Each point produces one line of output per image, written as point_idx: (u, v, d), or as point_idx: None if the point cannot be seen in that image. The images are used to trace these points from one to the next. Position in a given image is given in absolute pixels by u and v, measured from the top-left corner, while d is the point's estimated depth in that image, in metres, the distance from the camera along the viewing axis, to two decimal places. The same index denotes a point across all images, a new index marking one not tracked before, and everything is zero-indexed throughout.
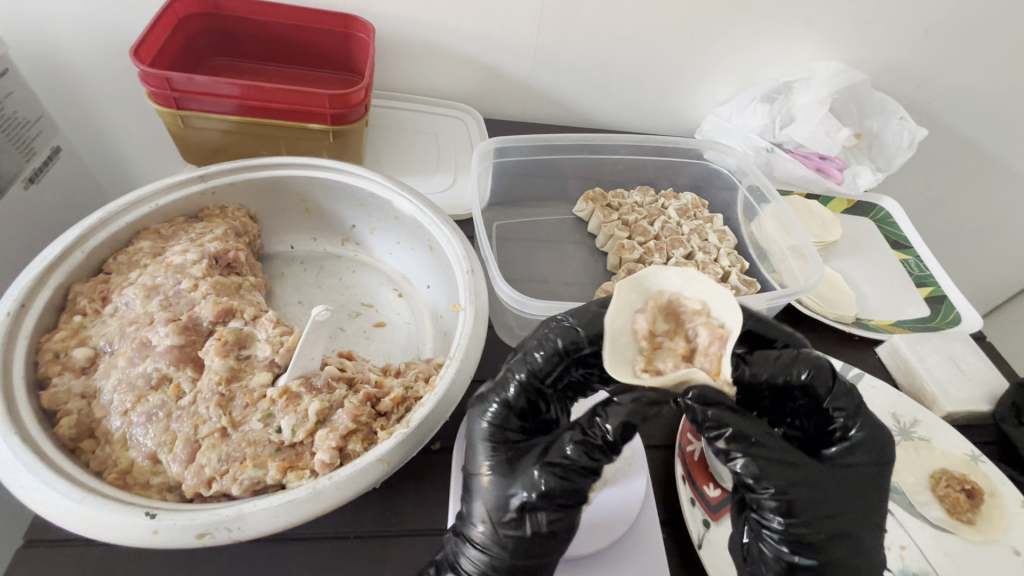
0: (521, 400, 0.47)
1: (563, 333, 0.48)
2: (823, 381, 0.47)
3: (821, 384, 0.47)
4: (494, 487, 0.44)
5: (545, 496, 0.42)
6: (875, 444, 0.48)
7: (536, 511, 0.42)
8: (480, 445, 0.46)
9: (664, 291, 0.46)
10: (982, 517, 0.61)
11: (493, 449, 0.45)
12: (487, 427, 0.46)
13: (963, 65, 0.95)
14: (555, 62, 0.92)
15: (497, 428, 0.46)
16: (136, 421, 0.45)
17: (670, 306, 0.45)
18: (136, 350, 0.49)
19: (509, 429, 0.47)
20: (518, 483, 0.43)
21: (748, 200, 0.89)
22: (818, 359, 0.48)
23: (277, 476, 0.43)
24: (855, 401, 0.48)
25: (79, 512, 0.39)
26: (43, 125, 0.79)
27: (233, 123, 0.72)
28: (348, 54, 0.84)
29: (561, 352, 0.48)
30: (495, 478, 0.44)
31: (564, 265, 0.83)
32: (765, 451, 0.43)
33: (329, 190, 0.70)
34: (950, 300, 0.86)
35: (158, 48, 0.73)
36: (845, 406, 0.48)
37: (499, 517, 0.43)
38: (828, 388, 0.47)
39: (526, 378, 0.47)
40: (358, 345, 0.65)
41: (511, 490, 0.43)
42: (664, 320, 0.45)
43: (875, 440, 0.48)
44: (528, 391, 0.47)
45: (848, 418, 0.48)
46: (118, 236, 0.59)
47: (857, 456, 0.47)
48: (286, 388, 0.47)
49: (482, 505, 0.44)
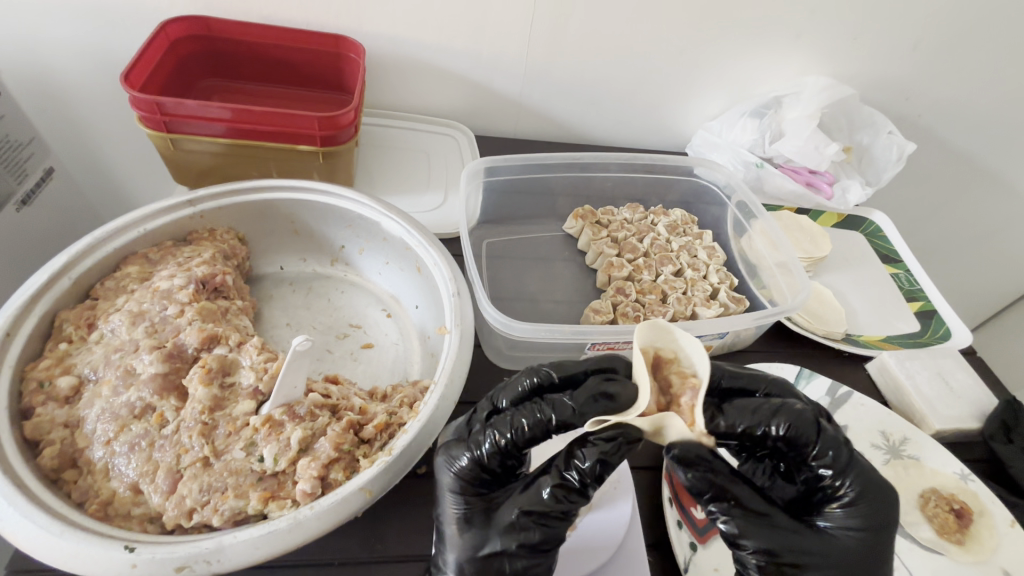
0: (495, 462, 0.46)
1: (557, 406, 0.45)
2: (806, 430, 0.46)
3: (806, 437, 0.45)
4: (466, 538, 0.44)
5: (525, 544, 0.43)
6: (876, 502, 0.45)
7: (514, 555, 0.43)
8: (450, 495, 0.46)
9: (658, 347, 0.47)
10: (971, 537, 0.61)
11: (464, 497, 0.45)
12: (455, 477, 0.46)
13: (951, 80, 0.96)
14: (545, 79, 0.93)
15: (466, 478, 0.46)
16: (119, 451, 0.46)
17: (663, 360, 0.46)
18: (121, 378, 0.49)
19: (481, 482, 0.46)
20: (493, 532, 0.44)
21: (737, 216, 0.89)
22: (804, 411, 0.46)
23: (259, 507, 0.43)
24: (849, 456, 0.46)
25: (59, 546, 0.39)
26: (36, 148, 0.79)
27: (223, 145, 0.73)
28: (339, 73, 0.85)
29: (548, 425, 0.45)
30: (467, 528, 0.44)
31: (554, 283, 0.84)
32: (745, 518, 0.44)
33: (317, 212, 0.71)
34: (941, 314, 0.86)
35: (149, 71, 0.73)
36: (837, 461, 0.46)
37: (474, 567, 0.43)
38: (813, 443, 0.45)
39: (506, 440, 0.45)
40: (345, 367, 0.65)
41: (484, 541, 0.44)
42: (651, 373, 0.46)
43: (873, 494, 0.46)
44: (504, 449, 0.45)
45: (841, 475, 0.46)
46: (105, 262, 0.59)
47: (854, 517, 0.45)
48: (269, 416, 0.47)
49: (455, 557, 0.44)
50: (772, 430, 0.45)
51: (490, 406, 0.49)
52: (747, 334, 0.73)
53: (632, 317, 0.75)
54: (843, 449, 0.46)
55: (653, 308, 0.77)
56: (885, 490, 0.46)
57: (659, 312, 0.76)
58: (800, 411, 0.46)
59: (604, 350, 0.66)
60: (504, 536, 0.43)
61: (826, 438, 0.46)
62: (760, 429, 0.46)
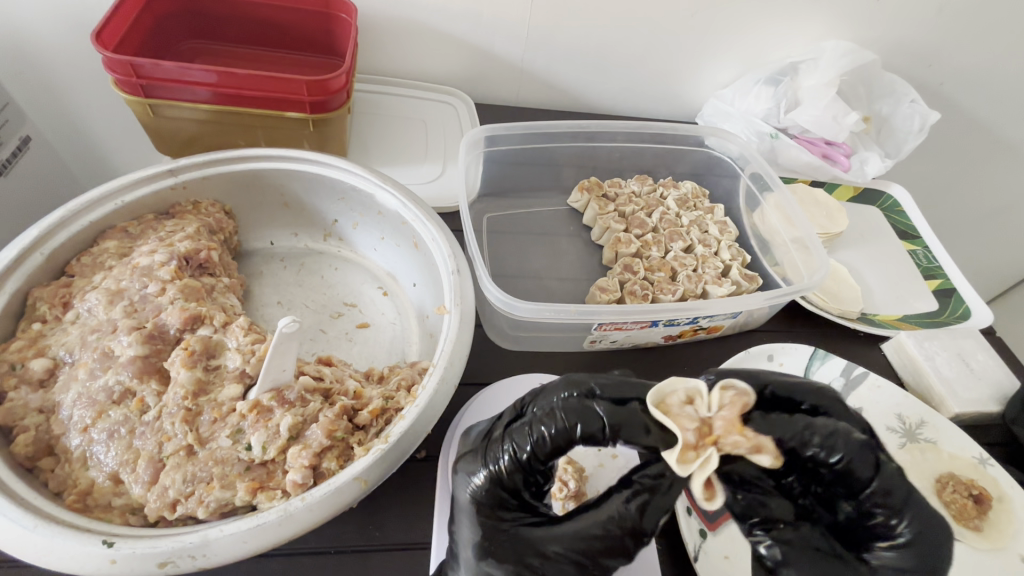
0: (516, 478, 0.42)
1: (586, 418, 0.41)
2: (861, 463, 0.41)
3: (860, 471, 0.41)
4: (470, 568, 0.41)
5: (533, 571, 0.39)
6: (929, 548, 0.41)
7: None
8: (466, 519, 0.42)
9: (660, 390, 0.40)
10: (989, 523, 0.59)
11: (480, 523, 0.41)
12: (471, 494, 0.42)
13: (979, 46, 0.90)
14: (548, 44, 0.87)
15: (485, 498, 0.42)
16: (97, 438, 0.43)
17: (685, 396, 0.40)
18: (98, 361, 0.46)
19: (506, 507, 0.42)
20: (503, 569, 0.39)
21: (750, 188, 0.85)
22: (859, 439, 0.42)
23: (247, 498, 0.41)
24: (904, 494, 0.42)
25: (31, 541, 0.36)
26: (11, 114, 0.75)
27: (206, 112, 0.68)
28: (330, 36, 0.79)
29: (572, 435, 0.41)
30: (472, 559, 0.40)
31: (558, 258, 0.80)
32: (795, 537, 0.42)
33: (307, 182, 0.66)
34: (959, 292, 0.83)
35: (124, 31, 0.68)
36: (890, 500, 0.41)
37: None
38: (868, 477, 0.41)
39: (525, 453, 0.42)
40: (339, 348, 0.62)
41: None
42: (691, 417, 0.38)
43: (927, 540, 0.41)
44: (524, 463, 0.42)
45: (895, 512, 0.41)
46: (82, 236, 0.55)
47: (907, 560, 0.41)
48: (257, 402, 0.44)
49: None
50: (821, 453, 0.40)
51: (517, 408, 0.45)
52: (759, 313, 0.69)
53: (640, 296, 0.72)
54: (903, 486, 0.42)
55: (662, 287, 0.73)
56: (941, 535, 0.42)
57: (668, 291, 0.73)
58: (857, 439, 0.41)
59: (612, 330, 0.62)
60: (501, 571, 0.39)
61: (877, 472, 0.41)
62: (806, 448, 0.40)
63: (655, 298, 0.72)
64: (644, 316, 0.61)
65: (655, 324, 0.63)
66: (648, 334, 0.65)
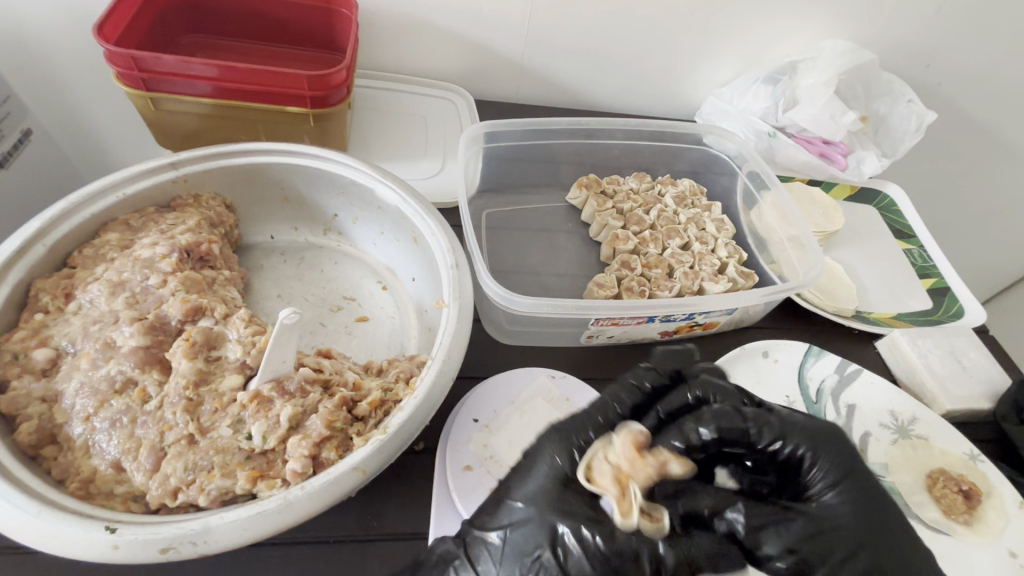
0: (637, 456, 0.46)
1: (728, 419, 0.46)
2: (732, 422, 0.46)
3: (732, 425, 0.45)
4: (542, 541, 0.39)
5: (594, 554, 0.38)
6: (829, 451, 0.45)
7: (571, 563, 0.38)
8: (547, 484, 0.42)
9: (586, 464, 0.42)
10: (978, 518, 0.60)
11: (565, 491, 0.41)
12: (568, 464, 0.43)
13: (976, 47, 0.91)
14: (548, 41, 0.88)
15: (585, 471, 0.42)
16: (99, 427, 0.43)
17: (602, 458, 0.42)
18: (100, 351, 0.46)
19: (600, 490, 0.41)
20: (590, 550, 0.38)
21: (748, 186, 0.85)
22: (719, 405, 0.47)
23: (247, 486, 0.41)
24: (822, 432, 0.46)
25: (35, 527, 0.37)
26: (12, 107, 0.75)
27: (207, 105, 0.69)
28: (331, 32, 0.79)
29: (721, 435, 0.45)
30: (540, 525, 0.39)
31: (557, 254, 0.80)
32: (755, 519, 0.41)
33: (308, 176, 0.67)
34: (953, 291, 0.84)
35: (126, 24, 0.68)
36: (812, 439, 0.45)
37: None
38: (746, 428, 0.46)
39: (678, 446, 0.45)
40: (339, 341, 0.63)
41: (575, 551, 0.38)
42: (608, 476, 0.41)
43: (828, 443, 0.45)
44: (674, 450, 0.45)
45: (786, 440, 0.45)
46: (84, 228, 0.56)
47: (827, 475, 0.44)
48: (257, 392, 0.45)
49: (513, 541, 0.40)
50: (705, 433, 0.45)
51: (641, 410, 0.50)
52: (755, 310, 0.70)
53: (638, 292, 0.72)
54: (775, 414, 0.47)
55: (659, 283, 0.74)
56: (836, 438, 0.46)
57: (665, 287, 0.73)
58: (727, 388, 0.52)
59: (608, 325, 0.63)
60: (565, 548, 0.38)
61: (821, 429, 0.46)
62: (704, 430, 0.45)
63: (652, 294, 0.73)
64: (641, 312, 0.62)
65: (652, 320, 0.64)
66: (645, 330, 0.66)
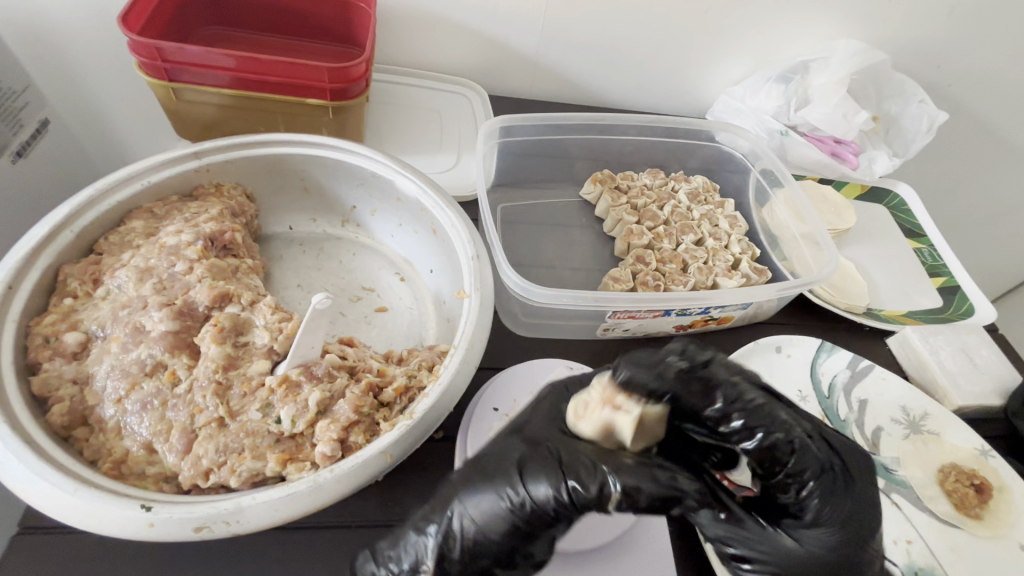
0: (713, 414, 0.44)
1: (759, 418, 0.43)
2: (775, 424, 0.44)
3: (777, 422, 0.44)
4: (512, 472, 0.41)
5: (538, 491, 0.40)
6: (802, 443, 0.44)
7: (522, 508, 0.40)
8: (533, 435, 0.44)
9: (576, 425, 0.45)
10: (989, 512, 0.60)
11: (535, 441, 0.43)
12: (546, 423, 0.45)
13: (986, 49, 0.92)
14: (563, 38, 0.88)
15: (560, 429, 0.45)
16: (130, 409, 0.44)
17: (584, 405, 0.45)
18: (130, 335, 0.47)
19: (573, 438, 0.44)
20: (562, 478, 0.40)
21: (761, 183, 0.86)
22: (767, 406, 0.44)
23: (277, 469, 0.42)
24: (867, 484, 0.46)
25: (72, 504, 0.37)
26: (31, 96, 0.76)
27: (228, 97, 0.69)
28: (348, 25, 0.80)
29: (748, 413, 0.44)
30: (513, 469, 0.41)
31: (571, 249, 0.81)
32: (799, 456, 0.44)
33: (327, 168, 0.68)
34: (963, 290, 0.85)
35: (148, 15, 0.69)
36: (829, 481, 0.44)
37: (518, 522, 0.40)
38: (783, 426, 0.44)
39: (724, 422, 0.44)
40: (359, 331, 0.63)
41: (548, 482, 0.40)
42: (597, 410, 0.44)
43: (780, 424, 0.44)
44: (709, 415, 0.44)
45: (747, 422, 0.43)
46: (109, 215, 0.56)
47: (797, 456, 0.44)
48: (286, 377, 0.46)
49: (480, 488, 0.41)
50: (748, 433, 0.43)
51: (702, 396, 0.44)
52: (769, 305, 0.71)
53: (652, 286, 0.73)
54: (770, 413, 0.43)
55: (674, 278, 0.74)
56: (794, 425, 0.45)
57: (680, 282, 0.74)
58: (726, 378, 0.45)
59: (625, 318, 0.64)
60: (528, 488, 0.40)
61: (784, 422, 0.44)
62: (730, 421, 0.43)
63: (667, 289, 0.74)
64: (657, 305, 0.62)
65: (667, 313, 0.65)
66: (660, 323, 0.66)
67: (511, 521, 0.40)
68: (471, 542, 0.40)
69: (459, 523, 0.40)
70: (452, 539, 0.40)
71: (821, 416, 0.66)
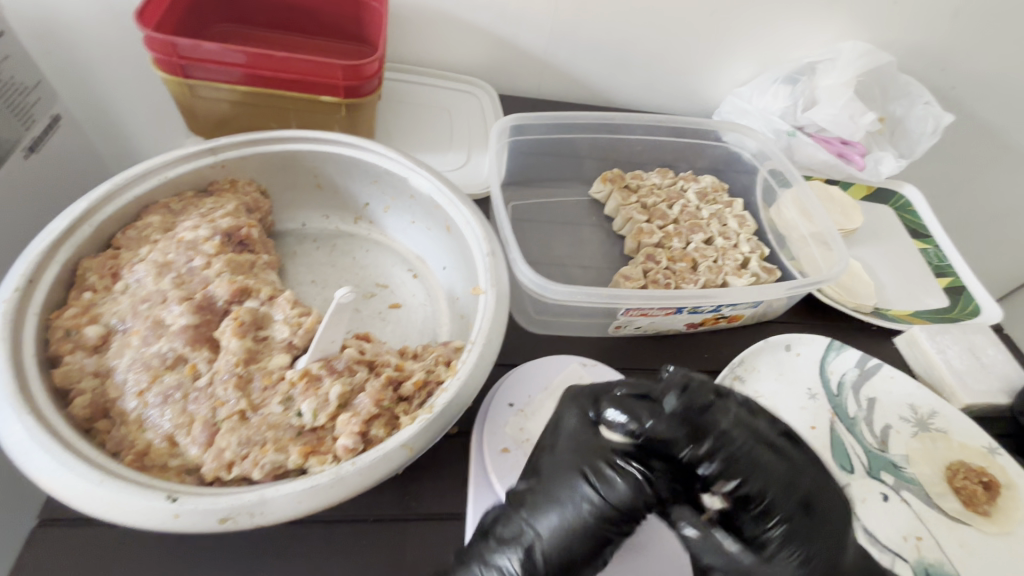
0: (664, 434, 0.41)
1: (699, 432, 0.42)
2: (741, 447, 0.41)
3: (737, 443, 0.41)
4: (576, 480, 0.42)
5: (605, 496, 0.41)
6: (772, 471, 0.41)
7: (594, 512, 0.41)
8: (571, 439, 0.45)
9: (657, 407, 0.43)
10: (998, 509, 0.61)
11: (580, 441, 0.44)
12: (578, 423, 0.46)
13: (991, 52, 0.92)
14: (572, 37, 0.89)
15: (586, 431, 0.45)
16: (152, 402, 0.44)
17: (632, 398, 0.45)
18: (150, 329, 0.47)
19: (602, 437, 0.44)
20: (626, 475, 0.42)
21: (769, 183, 0.87)
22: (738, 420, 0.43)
23: (299, 461, 0.43)
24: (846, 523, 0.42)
25: (98, 495, 0.38)
26: (42, 92, 0.76)
27: (241, 93, 0.70)
28: (360, 23, 0.80)
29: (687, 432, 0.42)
30: (572, 476, 0.43)
31: (581, 247, 0.81)
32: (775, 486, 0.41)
33: (342, 165, 0.68)
34: (968, 290, 0.85)
35: (163, 12, 0.69)
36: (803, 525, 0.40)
37: (594, 527, 0.41)
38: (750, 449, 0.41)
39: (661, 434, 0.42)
40: (373, 327, 0.64)
41: (613, 483, 0.42)
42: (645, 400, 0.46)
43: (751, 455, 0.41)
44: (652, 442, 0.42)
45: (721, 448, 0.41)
46: (127, 210, 0.57)
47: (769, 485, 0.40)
48: (307, 370, 0.46)
49: (548, 501, 0.42)
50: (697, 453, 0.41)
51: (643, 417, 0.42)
52: (778, 304, 0.71)
53: (663, 285, 0.74)
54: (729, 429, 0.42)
55: (684, 276, 0.75)
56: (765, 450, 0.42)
57: (690, 280, 0.75)
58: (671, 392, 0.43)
59: (637, 315, 0.64)
60: (593, 489, 0.42)
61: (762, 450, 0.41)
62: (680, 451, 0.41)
63: (678, 287, 0.74)
64: (669, 302, 0.63)
65: (679, 311, 0.65)
66: (671, 321, 0.67)
67: (584, 528, 0.41)
68: (552, 559, 0.41)
69: (535, 541, 0.41)
70: (529, 557, 0.41)
71: (830, 414, 0.67)
